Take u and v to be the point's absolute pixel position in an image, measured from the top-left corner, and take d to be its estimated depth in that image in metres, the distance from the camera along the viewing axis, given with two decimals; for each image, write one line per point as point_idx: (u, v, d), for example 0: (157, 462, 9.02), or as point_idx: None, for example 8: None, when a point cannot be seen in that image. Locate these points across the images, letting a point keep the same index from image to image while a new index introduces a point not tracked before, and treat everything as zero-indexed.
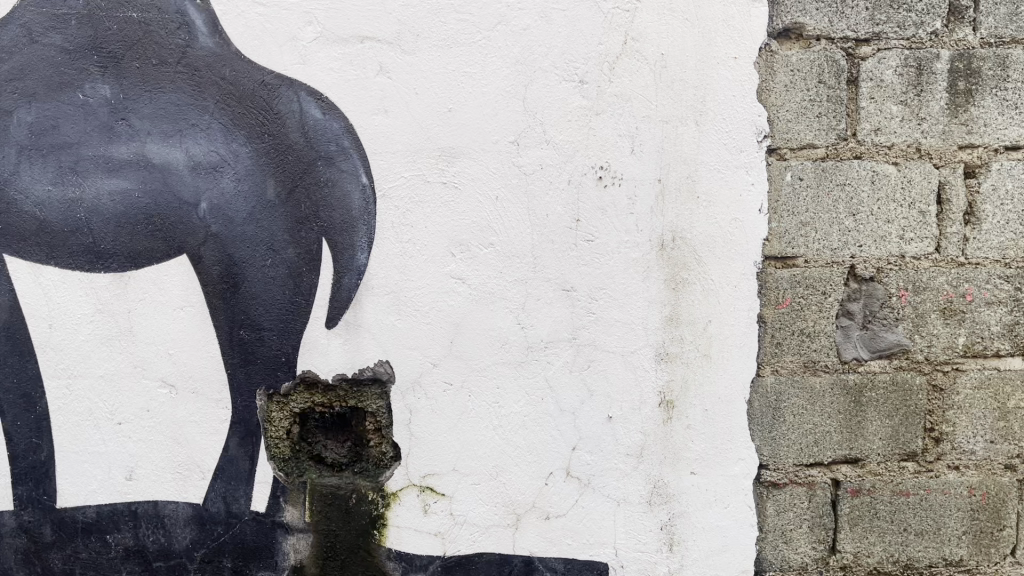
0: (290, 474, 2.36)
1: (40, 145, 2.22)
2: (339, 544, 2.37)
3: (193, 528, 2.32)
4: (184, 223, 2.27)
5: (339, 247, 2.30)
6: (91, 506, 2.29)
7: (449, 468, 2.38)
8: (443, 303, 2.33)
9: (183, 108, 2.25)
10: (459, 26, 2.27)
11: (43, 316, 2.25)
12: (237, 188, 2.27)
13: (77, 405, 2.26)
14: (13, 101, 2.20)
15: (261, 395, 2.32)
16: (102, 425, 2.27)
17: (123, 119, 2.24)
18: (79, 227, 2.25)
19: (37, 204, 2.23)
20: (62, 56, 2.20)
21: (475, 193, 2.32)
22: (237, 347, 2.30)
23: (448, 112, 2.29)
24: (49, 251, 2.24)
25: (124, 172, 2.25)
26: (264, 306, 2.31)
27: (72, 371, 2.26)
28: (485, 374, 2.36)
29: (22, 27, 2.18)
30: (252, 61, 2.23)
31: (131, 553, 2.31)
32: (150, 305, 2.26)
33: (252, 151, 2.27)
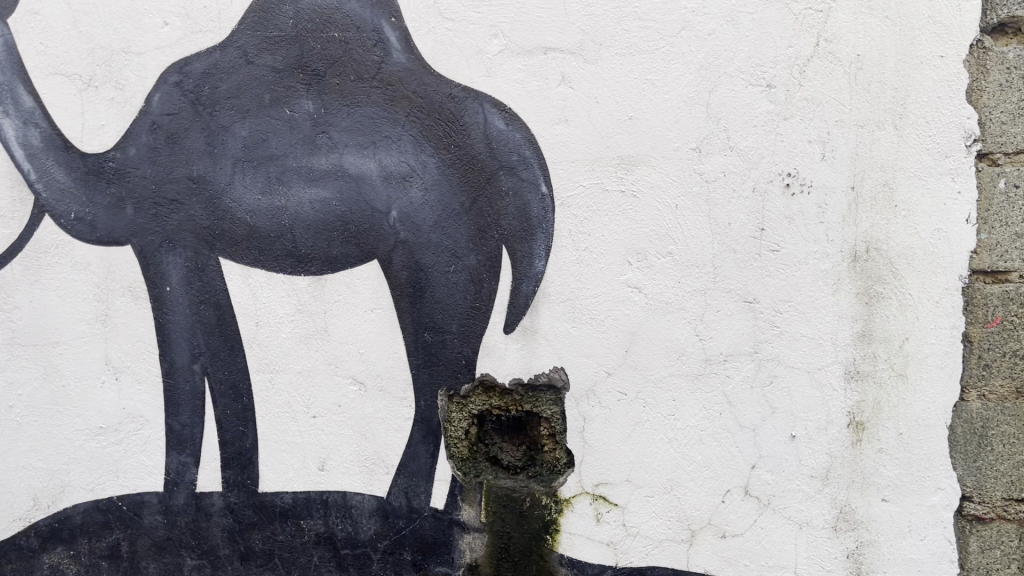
0: (467, 474, 2.43)
1: (252, 157, 2.39)
2: (513, 546, 2.42)
3: (378, 519, 2.44)
4: (376, 230, 2.39)
5: (518, 254, 2.35)
6: (288, 492, 2.45)
7: (623, 478, 2.36)
8: (620, 312, 2.32)
9: (377, 122, 2.37)
10: (642, 34, 2.26)
11: (251, 314, 2.42)
12: (425, 197, 2.37)
13: (279, 397, 2.43)
14: (230, 118, 2.38)
15: (442, 395, 2.40)
16: (299, 417, 2.42)
17: (324, 132, 2.38)
18: (284, 233, 2.40)
19: (249, 211, 2.40)
20: (273, 75, 2.36)
21: (654, 201, 2.29)
22: (422, 349, 2.39)
23: (629, 120, 2.28)
24: (258, 255, 2.41)
25: (324, 182, 2.39)
26: (446, 310, 2.39)
27: (274, 366, 2.42)
28: (661, 385, 2.33)
29: (238, 48, 2.34)
30: (441, 76, 2.32)
31: (322, 539, 2.46)
32: (344, 307, 2.40)
33: (439, 161, 2.36)
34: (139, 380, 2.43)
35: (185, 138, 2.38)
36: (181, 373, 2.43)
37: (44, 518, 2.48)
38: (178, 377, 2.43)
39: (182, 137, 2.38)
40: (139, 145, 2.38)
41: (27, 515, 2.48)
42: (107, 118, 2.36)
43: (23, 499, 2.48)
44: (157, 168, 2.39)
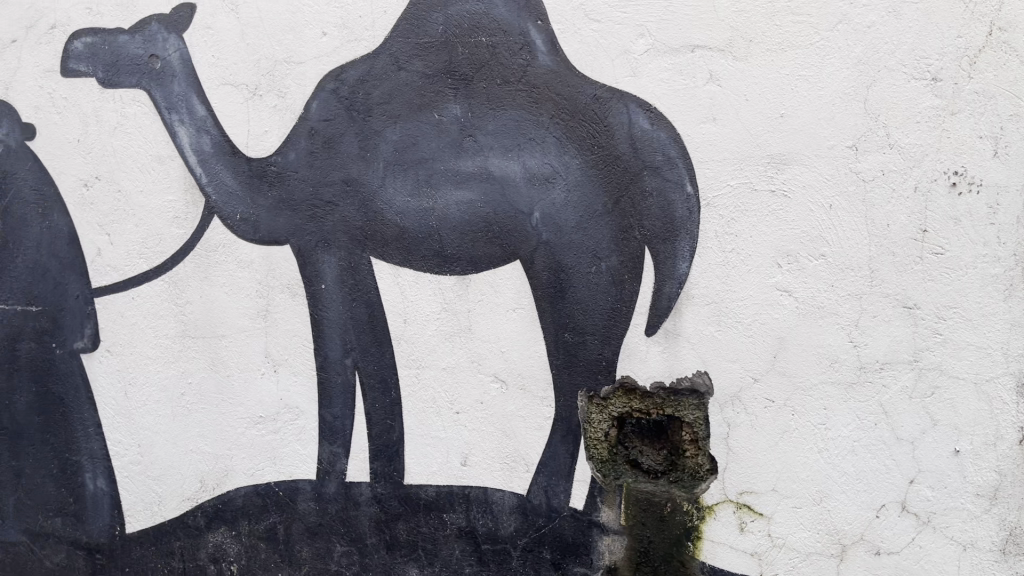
0: (607, 476, 2.42)
1: (402, 161, 2.45)
2: (653, 551, 2.40)
3: (518, 517, 2.47)
4: (520, 231, 2.40)
5: (662, 255, 2.31)
6: (431, 485, 2.51)
7: (769, 488, 2.29)
8: (768, 316, 2.25)
9: (522, 124, 2.38)
10: (796, 28, 2.19)
11: (399, 311, 2.48)
12: (568, 198, 2.37)
13: (424, 393, 2.48)
14: (382, 123, 2.45)
15: (582, 396, 2.40)
16: (443, 413, 2.47)
17: (470, 136, 2.41)
18: (430, 233, 2.45)
19: (398, 213, 2.47)
20: (423, 81, 2.42)
21: (806, 201, 2.21)
22: (562, 349, 2.39)
23: (780, 118, 2.21)
24: (406, 255, 2.47)
25: (470, 184, 2.42)
26: (588, 311, 2.38)
27: (420, 362, 2.48)
28: (810, 392, 2.25)
29: (390, 56, 2.41)
30: (586, 77, 2.32)
31: (463, 533, 2.51)
32: (487, 306, 2.42)
33: (582, 162, 2.35)
34: (295, 372, 2.53)
35: (341, 142, 2.47)
36: (333, 367, 2.53)
37: (209, 498, 2.62)
38: (331, 370, 2.53)
39: (337, 142, 2.47)
40: (298, 150, 2.49)
41: (193, 496, 2.62)
42: (270, 125, 2.48)
43: (191, 481, 2.62)
44: (313, 172, 2.49)
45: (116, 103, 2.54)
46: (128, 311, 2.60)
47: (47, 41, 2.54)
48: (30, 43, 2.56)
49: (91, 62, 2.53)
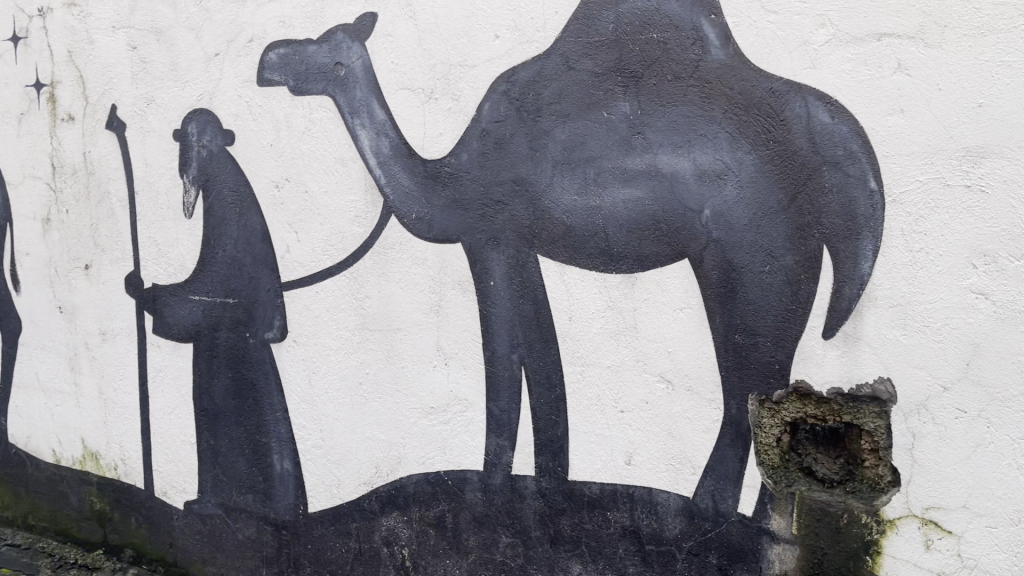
0: (778, 483, 2.33)
1: (571, 160, 2.46)
2: (828, 564, 2.29)
3: (683, 519, 2.43)
4: (689, 229, 2.35)
5: (841, 254, 2.21)
6: (595, 482, 2.51)
7: (959, 504, 2.14)
8: (961, 320, 2.09)
9: (693, 120, 2.33)
10: (998, 10, 2.00)
11: (565, 309, 2.50)
12: (740, 195, 2.30)
13: (589, 390, 2.49)
14: (551, 122, 2.47)
15: (752, 400, 2.33)
16: (608, 412, 2.47)
17: (640, 133, 2.38)
18: (597, 231, 2.44)
19: (565, 211, 2.47)
20: (593, 79, 2.41)
21: (1007, 197, 2.03)
22: (732, 351, 2.33)
23: (978, 107, 2.04)
24: (572, 253, 2.47)
25: (638, 181, 2.39)
26: (760, 312, 2.31)
27: (586, 360, 2.48)
28: (1009, 404, 2.07)
29: (560, 56, 2.42)
30: (761, 70, 2.23)
31: (627, 532, 2.50)
32: (654, 305, 2.39)
33: (756, 158, 2.27)
34: (465, 366, 2.61)
35: (511, 142, 2.51)
36: (501, 362, 2.58)
37: (383, 484, 2.75)
38: (498, 365, 2.58)
39: (508, 142, 2.52)
40: (471, 150, 2.55)
41: (369, 480, 2.76)
42: (444, 127, 2.56)
43: (367, 466, 2.76)
44: (485, 172, 2.55)
45: (305, 109, 2.72)
46: (313, 304, 2.77)
47: (246, 53, 2.76)
48: (231, 56, 2.78)
49: (284, 72, 2.72)
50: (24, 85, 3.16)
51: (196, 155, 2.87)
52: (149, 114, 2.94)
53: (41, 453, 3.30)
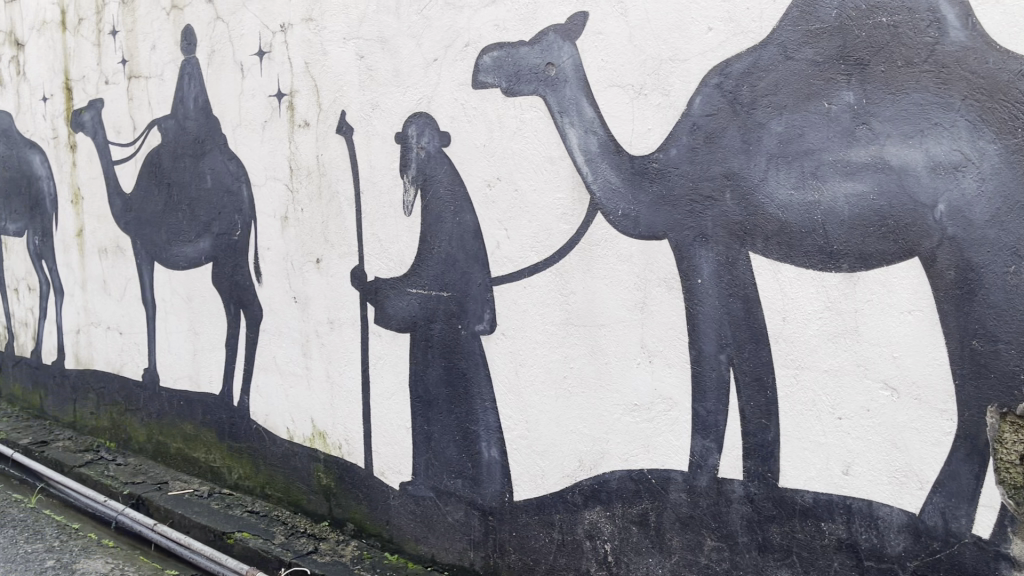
0: (1021, 505, 2.06)
1: (787, 153, 2.33)
2: None
3: (907, 536, 2.20)
4: (921, 226, 2.14)
5: None
6: (809, 491, 2.34)
7: None
8: None
9: (927, 108, 2.12)
10: None
11: (778, 309, 2.36)
12: (981, 189, 2.06)
13: (803, 395, 2.33)
14: (767, 115, 2.35)
15: (992, 412, 2.07)
16: (824, 418, 2.29)
17: (864, 123, 2.21)
18: (815, 228, 2.29)
19: (780, 207, 2.35)
20: (813, 69, 2.27)
21: None
22: (968, 358, 2.08)
23: None
24: (787, 250, 2.34)
25: (863, 175, 2.22)
26: (1002, 316, 2.05)
27: (800, 362, 2.33)
28: None
29: (779, 45, 2.31)
30: (1009, 50, 2.00)
31: (843, 545, 2.30)
32: (877, 307, 2.20)
33: (1001, 147, 2.03)
34: (670, 364, 2.54)
35: (723, 137, 2.43)
36: (708, 362, 2.48)
37: (586, 478, 2.74)
38: (706, 365, 2.48)
39: (720, 136, 2.43)
40: (680, 146, 2.50)
41: (572, 474, 2.77)
42: (653, 123, 2.53)
43: (570, 460, 2.77)
44: (695, 167, 2.48)
45: (517, 109, 2.79)
46: (521, 298, 2.84)
47: (462, 58, 2.88)
48: (449, 61, 2.92)
49: (498, 73, 2.82)
50: (267, 95, 3.48)
51: (416, 156, 3.04)
52: (374, 118, 3.14)
53: (278, 430, 3.62)
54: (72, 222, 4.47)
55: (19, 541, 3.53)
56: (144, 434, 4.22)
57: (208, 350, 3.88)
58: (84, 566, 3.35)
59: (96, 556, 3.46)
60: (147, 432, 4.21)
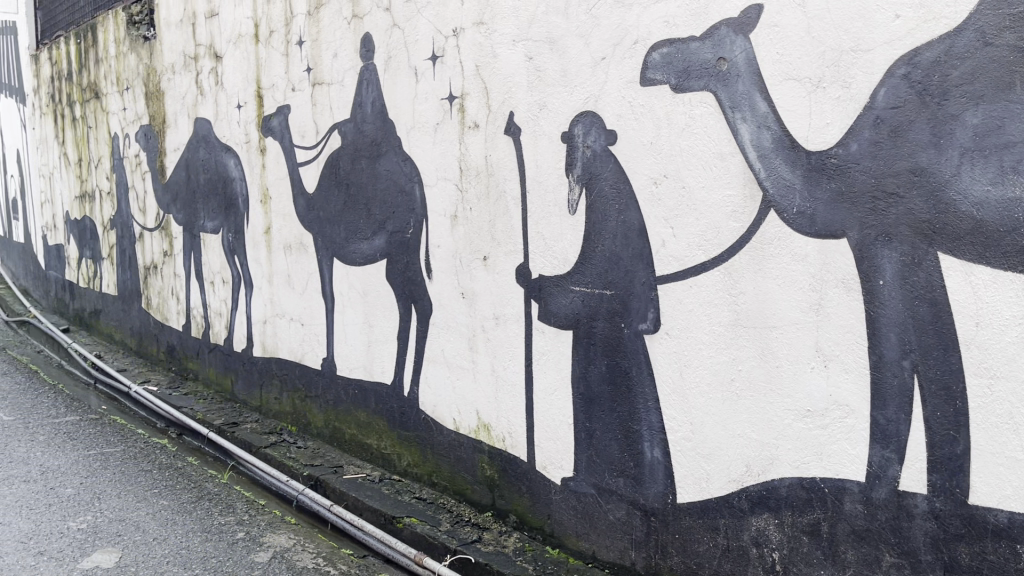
0: None
1: (984, 146, 2.15)
2: None
3: None
4: None
5: None
6: (1004, 510, 2.14)
7: None
8: None
9: None
10: None
11: (970, 314, 2.18)
12: None
13: (998, 407, 2.13)
14: (961, 106, 2.18)
15: None
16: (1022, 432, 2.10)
17: None
18: (1017, 228, 2.10)
19: (975, 204, 2.17)
20: (1016, 55, 2.07)
21: None
22: None
23: None
24: (982, 251, 2.15)
25: None
26: None
27: (995, 372, 2.14)
28: None
29: (976, 31, 2.12)
30: None
31: None
32: None
33: None
34: (847, 369, 2.41)
35: (910, 130, 2.27)
36: (889, 368, 2.33)
37: (755, 484, 2.65)
38: (886, 371, 2.34)
39: (907, 130, 2.28)
40: (862, 140, 2.37)
41: (740, 479, 2.70)
42: (832, 117, 2.41)
43: (738, 464, 2.70)
44: (878, 162, 2.34)
45: (686, 106, 2.75)
46: (687, 298, 2.79)
47: (631, 55, 2.87)
48: (617, 59, 2.92)
49: (667, 70, 2.79)
50: (439, 98, 3.61)
51: (582, 155, 3.06)
52: (542, 118, 3.19)
53: (445, 421, 3.75)
54: (261, 221, 4.82)
55: (214, 513, 3.85)
56: (322, 420, 4.50)
57: (381, 342, 4.08)
58: (270, 539, 3.61)
59: (280, 531, 3.71)
60: (324, 418, 4.48)
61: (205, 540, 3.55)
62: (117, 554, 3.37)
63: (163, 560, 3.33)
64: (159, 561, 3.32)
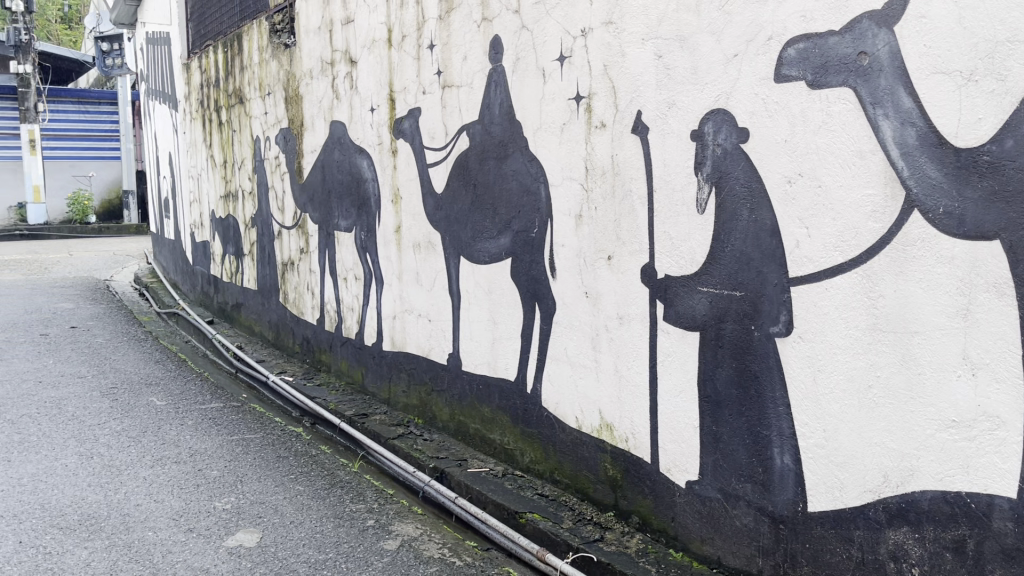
0: None
1: None
2: None
3: None
4: None
5: None
6: None
7: None
8: None
9: None
10: None
11: None
12: None
13: None
14: None
15: None
16: None
17: None
18: None
19: None
20: None
21: None
22: None
23: None
24: None
25: None
26: None
27: None
28: None
29: None
30: None
31: None
32: None
33: None
34: (997, 379, 2.27)
35: None
36: None
37: (893, 495, 2.54)
38: None
39: None
40: (1019, 136, 2.21)
41: (876, 489, 2.59)
42: (985, 111, 2.27)
43: (875, 475, 2.59)
44: None
45: (823, 103, 2.66)
46: (822, 301, 2.70)
47: (765, 52, 2.80)
48: (750, 56, 2.85)
49: (804, 66, 2.70)
50: (567, 99, 3.63)
51: (711, 153, 3.01)
52: (671, 117, 3.16)
53: (567, 419, 3.78)
54: (392, 220, 4.98)
55: (346, 500, 4.02)
56: (447, 414, 4.61)
57: (506, 340, 4.14)
58: (397, 528, 3.74)
59: (407, 520, 3.84)
60: (449, 412, 4.60)
61: (337, 525, 3.71)
62: (259, 534, 3.58)
63: (299, 543, 3.50)
64: (296, 543, 3.51)
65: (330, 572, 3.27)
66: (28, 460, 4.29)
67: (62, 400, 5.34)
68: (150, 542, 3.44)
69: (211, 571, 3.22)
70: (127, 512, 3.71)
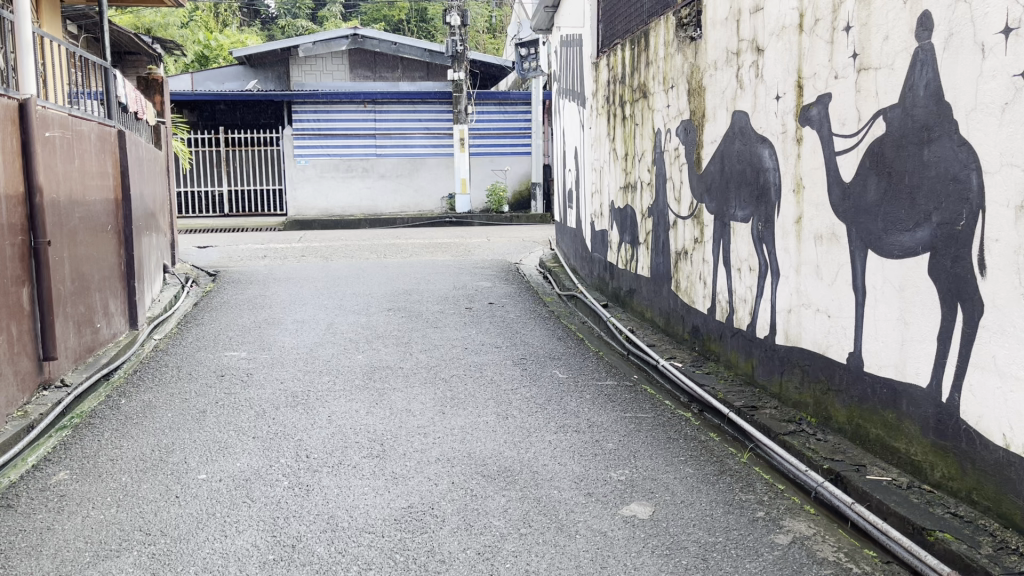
0: None
1: None
2: None
3: None
4: None
5: None
6: None
7: None
8: None
9: None
10: None
11: None
12: None
13: None
14: None
15: None
16: None
17: None
18: None
19: None
20: None
21: None
22: None
23: None
24: None
25: None
26: None
27: None
28: None
29: None
30: None
31: None
32: None
33: None
34: None
35: None
36: None
37: None
38: None
39: None
40: None
41: None
42: None
43: None
44: None
45: None
46: None
47: None
48: None
49: None
50: (1011, 75, 3.22)
51: None
52: None
53: (991, 436, 3.37)
54: (793, 210, 4.85)
55: (735, 488, 4.04)
56: (845, 416, 4.38)
57: (918, 342, 3.81)
58: (789, 524, 3.67)
59: (800, 518, 3.74)
60: (848, 414, 4.36)
61: (728, 511, 3.75)
62: (651, 507, 3.76)
63: (690, 522, 3.61)
64: (686, 522, 3.62)
65: (720, 555, 3.32)
66: (458, 414, 4.97)
67: (483, 366, 6.09)
68: (556, 499, 3.79)
69: (609, 535, 3.46)
70: (535, 469, 4.14)
